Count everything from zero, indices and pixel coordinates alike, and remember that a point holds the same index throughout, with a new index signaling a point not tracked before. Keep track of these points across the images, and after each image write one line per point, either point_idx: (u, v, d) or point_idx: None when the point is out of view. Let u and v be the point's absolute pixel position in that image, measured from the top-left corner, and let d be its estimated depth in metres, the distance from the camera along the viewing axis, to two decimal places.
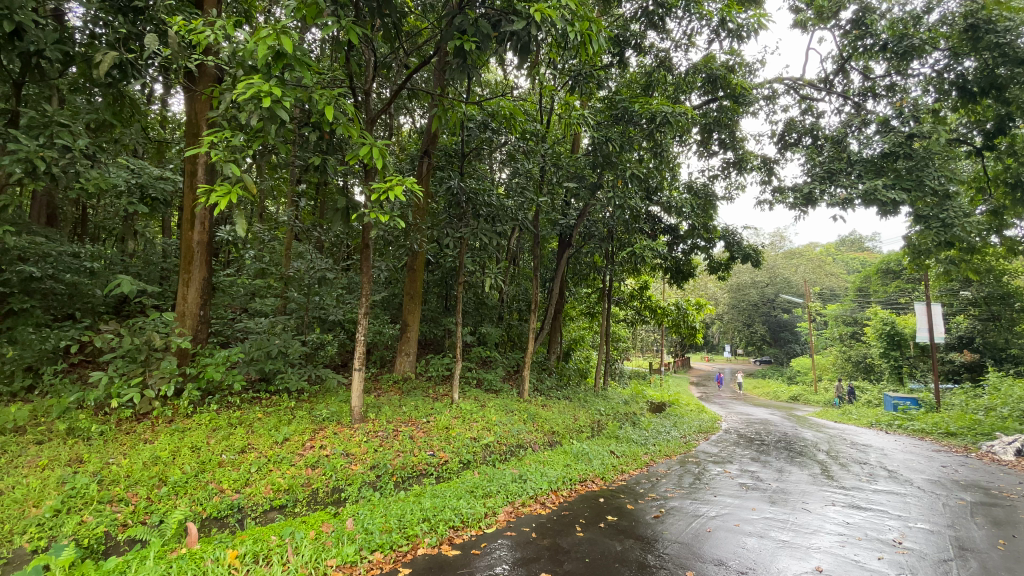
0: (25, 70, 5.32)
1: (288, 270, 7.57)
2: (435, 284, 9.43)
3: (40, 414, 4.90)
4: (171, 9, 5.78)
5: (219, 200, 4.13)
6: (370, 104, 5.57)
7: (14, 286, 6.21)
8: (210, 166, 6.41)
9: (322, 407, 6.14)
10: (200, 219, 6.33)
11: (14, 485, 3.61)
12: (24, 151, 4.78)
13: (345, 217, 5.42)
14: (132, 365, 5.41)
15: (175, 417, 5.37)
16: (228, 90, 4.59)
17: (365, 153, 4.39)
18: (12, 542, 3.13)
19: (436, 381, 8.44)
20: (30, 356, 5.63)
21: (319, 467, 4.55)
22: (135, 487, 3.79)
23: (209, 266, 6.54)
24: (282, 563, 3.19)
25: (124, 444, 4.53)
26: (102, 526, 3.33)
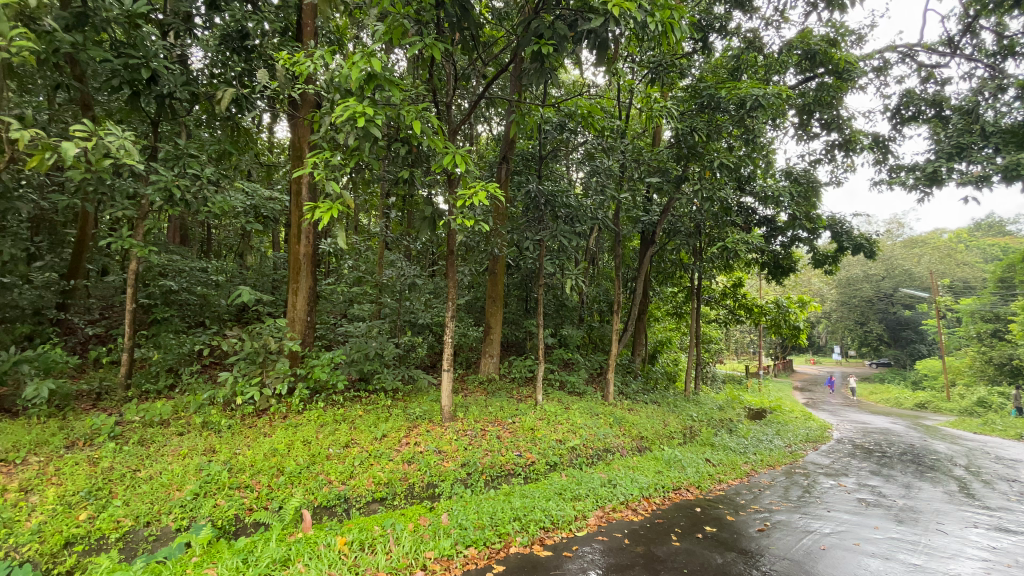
0: (161, 110, 6.20)
1: (381, 278, 8.05)
2: (515, 287, 9.54)
3: (180, 409, 5.64)
4: (276, 46, 6.45)
5: (323, 215, 4.50)
6: (452, 114, 5.79)
7: (157, 298, 7.28)
8: (311, 184, 6.98)
9: (414, 406, 6.44)
10: (306, 233, 6.91)
11: (162, 471, 4.18)
12: (163, 182, 5.55)
13: (431, 225, 5.66)
14: (252, 366, 6.06)
15: (289, 413, 5.92)
16: (326, 114, 5.00)
17: (450, 162, 4.55)
18: (161, 520, 3.61)
19: (520, 383, 8.52)
20: (171, 358, 6.54)
21: (415, 463, 4.78)
22: (258, 475, 4.23)
23: (315, 276, 7.11)
24: (385, 552, 3.39)
25: (248, 437, 5.08)
26: (232, 509, 3.76)
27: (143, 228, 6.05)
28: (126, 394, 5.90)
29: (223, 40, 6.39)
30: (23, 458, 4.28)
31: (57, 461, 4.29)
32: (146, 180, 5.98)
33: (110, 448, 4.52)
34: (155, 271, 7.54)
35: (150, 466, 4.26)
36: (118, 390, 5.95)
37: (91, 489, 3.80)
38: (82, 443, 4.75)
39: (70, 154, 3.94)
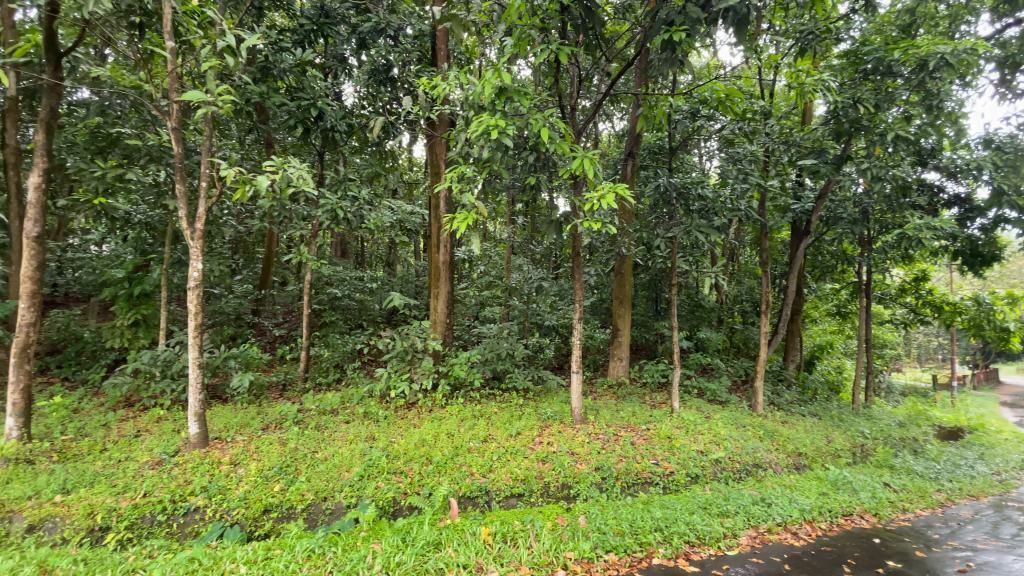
0: (325, 142, 7.19)
1: (511, 281, 8.36)
2: (645, 287, 9.21)
3: (346, 400, 6.47)
4: (416, 73, 7.09)
5: (460, 225, 4.82)
6: (577, 116, 5.79)
7: (326, 304, 8.47)
8: (448, 196, 7.50)
9: (546, 406, 6.57)
10: (444, 241, 7.42)
11: (334, 453, 4.83)
12: (330, 204, 6.45)
13: (558, 228, 5.66)
14: (402, 364, 6.72)
15: (434, 407, 6.43)
16: (460, 129, 5.35)
17: (578, 165, 4.54)
18: (335, 496, 4.16)
19: (653, 388, 8.16)
20: (337, 356, 7.56)
21: (549, 462, 4.87)
22: (410, 463, 4.66)
23: (452, 281, 7.62)
24: (527, 546, 3.50)
25: (400, 427, 5.64)
26: (391, 491, 4.19)
27: (315, 244, 7.08)
28: (304, 386, 6.95)
29: (372, 74, 7.21)
30: (234, 436, 5.27)
31: (257, 440, 5.19)
32: (315, 203, 6.99)
33: (294, 432, 5.35)
34: (323, 281, 8.77)
35: (324, 449, 4.95)
36: (298, 381, 7.05)
37: (282, 465, 4.53)
38: (274, 425, 5.70)
39: (261, 186, 4.76)
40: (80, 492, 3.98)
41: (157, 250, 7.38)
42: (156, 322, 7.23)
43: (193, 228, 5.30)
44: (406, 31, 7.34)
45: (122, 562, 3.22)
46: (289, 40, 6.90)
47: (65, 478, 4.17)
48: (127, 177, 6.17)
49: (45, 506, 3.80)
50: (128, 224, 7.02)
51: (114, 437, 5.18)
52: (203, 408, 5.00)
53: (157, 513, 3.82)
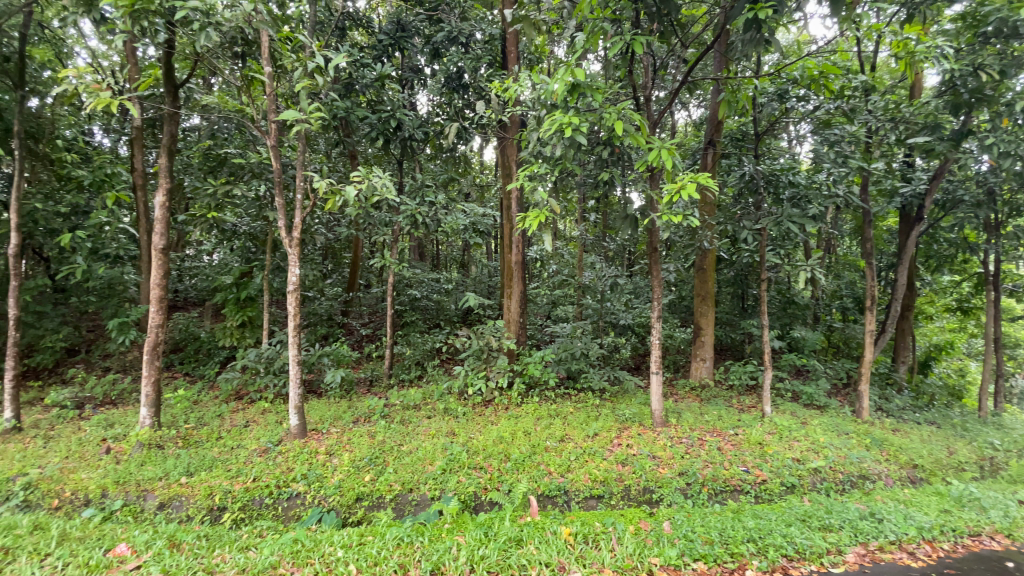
0: (403, 151, 7.53)
1: (585, 280, 8.26)
2: (728, 283, 8.71)
3: (427, 397, 6.75)
4: (487, 77, 7.24)
5: (532, 224, 4.81)
6: (652, 108, 5.61)
7: (406, 304, 8.88)
8: (520, 196, 7.56)
9: (624, 407, 6.42)
10: (516, 241, 7.47)
11: (418, 447, 5.05)
12: (409, 209, 6.75)
13: (634, 223, 5.51)
14: (478, 362, 6.87)
15: (510, 405, 6.51)
16: (532, 129, 5.37)
17: (655, 157, 4.39)
18: (420, 488, 4.34)
19: (740, 391, 7.69)
20: (418, 354, 7.90)
21: (630, 465, 4.76)
22: (489, 459, 4.77)
23: (525, 280, 7.66)
24: (610, 549, 3.44)
25: (479, 424, 5.78)
26: (472, 486, 4.30)
27: (395, 249, 7.44)
28: (389, 382, 7.33)
29: (446, 82, 7.51)
30: (328, 428, 5.67)
31: (349, 432, 5.55)
32: (395, 209, 7.34)
33: (381, 425, 5.66)
34: (403, 283, 9.21)
35: (409, 442, 5.19)
36: (383, 378, 7.46)
37: (371, 457, 4.81)
38: (363, 418, 6.07)
39: (348, 195, 5.08)
40: (201, 475, 4.47)
41: (259, 257, 8.13)
42: (259, 322, 7.98)
43: (290, 237, 5.77)
44: (477, 36, 7.50)
45: (237, 539, 3.57)
46: (369, 56, 7.33)
47: (189, 462, 4.71)
48: (234, 193, 6.85)
49: (174, 486, 4.31)
50: (235, 236, 7.82)
51: (227, 426, 5.77)
52: (302, 401, 5.43)
53: (264, 497, 4.20)
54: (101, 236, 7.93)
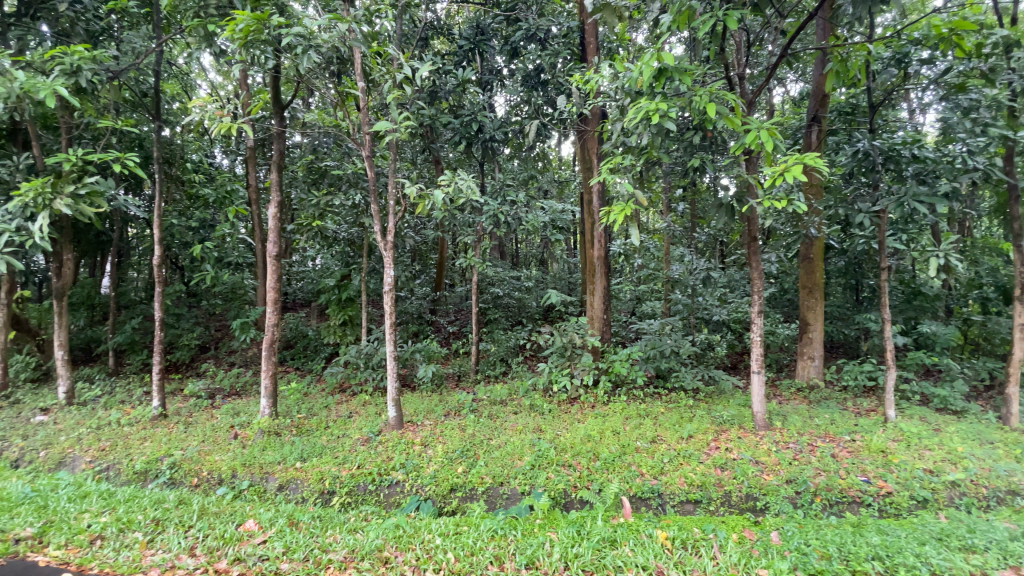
0: (485, 152, 7.69)
1: (672, 274, 7.91)
2: (837, 273, 7.90)
3: (513, 393, 6.85)
4: (567, 72, 7.17)
5: (617, 217, 4.65)
6: (746, 87, 5.22)
7: (490, 302, 9.08)
8: (603, 189, 7.39)
9: (720, 408, 6.05)
10: (599, 236, 7.31)
11: (507, 442, 5.14)
12: (492, 208, 6.88)
13: (730, 211, 5.01)
14: (562, 359, 6.83)
15: (596, 404, 6.39)
16: (614, 120, 5.22)
17: (753, 139, 4.08)
18: (510, 482, 4.40)
19: (856, 393, 6.94)
20: (503, 351, 8.05)
21: (729, 470, 4.48)
22: (578, 458, 4.73)
23: (609, 276, 7.48)
24: (711, 556, 3.26)
25: (566, 421, 5.76)
26: (561, 483, 4.29)
27: (479, 248, 7.62)
28: (476, 378, 7.53)
29: (525, 81, 7.62)
30: (422, 420, 5.95)
31: (441, 425, 5.79)
32: (479, 209, 7.51)
33: (471, 419, 5.83)
34: (487, 281, 9.42)
35: (497, 437, 5.30)
36: (471, 374, 7.68)
37: (463, 449, 4.97)
38: (454, 412, 6.30)
39: (436, 197, 5.27)
40: (313, 461, 4.89)
41: (356, 261, 8.73)
42: (358, 321, 8.59)
43: (384, 241, 6.11)
44: (556, 31, 7.45)
45: (346, 521, 3.86)
46: (450, 62, 7.61)
47: (302, 448, 5.17)
48: (333, 202, 7.40)
49: (290, 470, 4.75)
50: (336, 242, 8.32)
51: (333, 417, 6.27)
52: (398, 395, 5.75)
53: (368, 483, 4.50)
54: (224, 246, 8.97)
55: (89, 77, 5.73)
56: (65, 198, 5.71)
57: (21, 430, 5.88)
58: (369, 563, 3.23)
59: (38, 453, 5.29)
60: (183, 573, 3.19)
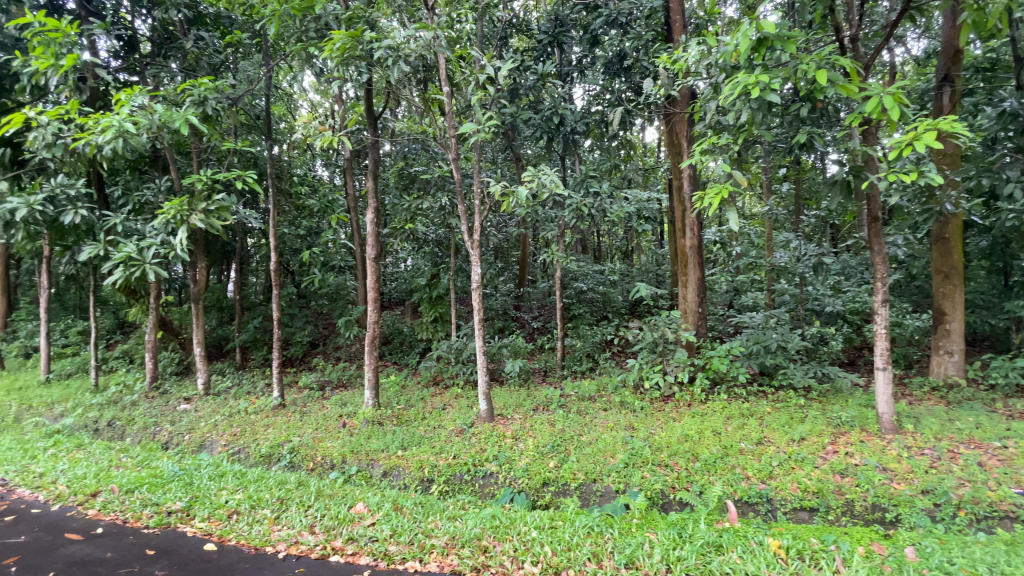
0: (567, 145, 7.61)
1: (775, 262, 7.29)
2: (981, 255, 6.84)
3: (602, 390, 6.75)
4: (652, 55, 6.88)
5: (713, 201, 4.33)
6: (861, 49, 4.67)
7: (575, 298, 9.02)
8: (694, 174, 6.98)
9: (836, 408, 5.49)
10: (691, 225, 6.93)
11: (599, 439, 5.06)
12: (576, 202, 6.80)
13: (846, 189, 4.49)
14: (654, 355, 6.60)
15: (692, 402, 6.09)
16: (707, 100, 4.90)
17: (874, 106, 3.63)
18: (604, 480, 4.32)
19: (1008, 393, 5.95)
20: (589, 346, 7.96)
21: (851, 477, 4.05)
22: (676, 457, 4.53)
23: (703, 266, 7.06)
24: (834, 570, 2.96)
25: (660, 419, 5.55)
26: (658, 483, 4.14)
27: (564, 243, 7.57)
28: (563, 374, 7.50)
29: (607, 67, 7.42)
30: (512, 414, 6.06)
31: (530, 419, 5.85)
32: (562, 204, 7.47)
33: (560, 415, 5.83)
34: (571, 276, 9.36)
35: (588, 433, 5.24)
36: (557, 369, 7.66)
37: (554, 444, 4.98)
38: (542, 407, 6.33)
39: (520, 193, 5.30)
40: (413, 450, 5.17)
41: (444, 260, 9.08)
42: (448, 318, 8.92)
43: (471, 239, 6.26)
44: (638, 13, 7.17)
45: (445, 509, 4.03)
46: (530, 58, 7.63)
47: (403, 437, 5.49)
48: (423, 204, 7.75)
49: (393, 458, 5.06)
50: (426, 243, 8.82)
51: (428, 408, 6.58)
52: (489, 389, 5.89)
53: (463, 473, 4.66)
54: (328, 250, 9.74)
55: (212, 105, 6.50)
56: (199, 213, 6.52)
57: (170, 417, 6.83)
58: (470, 551, 3.35)
59: (184, 436, 6.11)
60: (305, 548, 3.52)
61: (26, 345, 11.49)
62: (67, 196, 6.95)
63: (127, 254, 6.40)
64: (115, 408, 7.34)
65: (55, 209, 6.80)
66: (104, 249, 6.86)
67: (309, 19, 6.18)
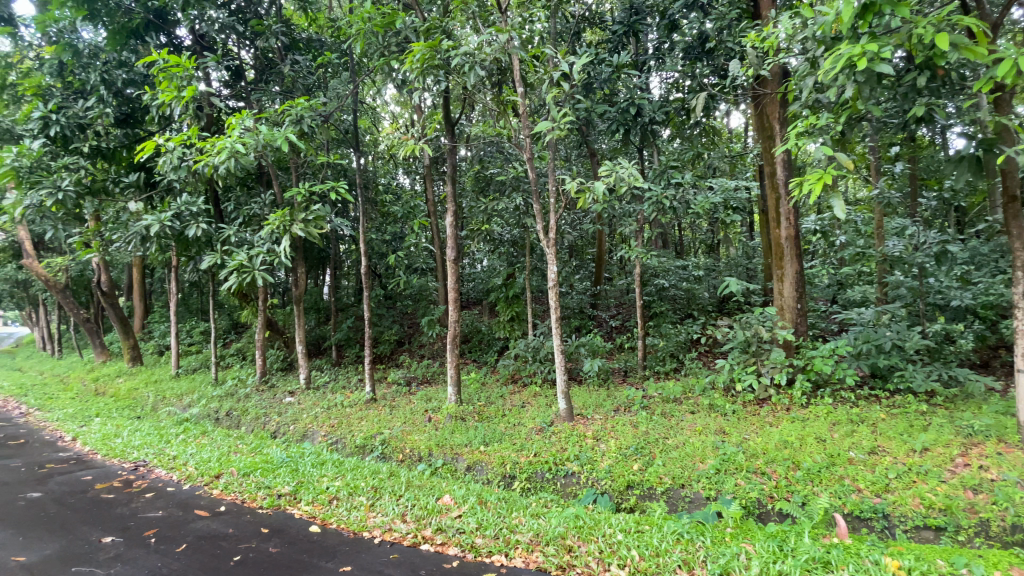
0: (645, 137, 7.36)
1: (887, 251, 6.54)
2: None
3: (688, 391, 6.45)
4: (737, 34, 6.46)
5: (812, 186, 3.94)
6: (992, 3, 4.05)
7: (656, 295, 8.73)
8: (789, 159, 6.44)
9: (965, 415, 4.82)
10: (786, 214, 6.43)
11: (686, 443, 4.85)
12: (656, 195, 6.55)
13: (976, 165, 3.92)
14: (746, 355, 6.20)
15: (791, 406, 5.64)
16: (803, 77, 4.50)
17: (1010, 69, 3.13)
18: (693, 486, 4.13)
19: None
20: (673, 345, 7.65)
21: (987, 494, 3.54)
22: (774, 465, 4.22)
23: (801, 258, 6.49)
24: None
25: (754, 424, 5.20)
26: (754, 492, 3.87)
27: (643, 239, 7.33)
28: (645, 373, 7.28)
29: (687, 53, 7.10)
30: (592, 414, 5.98)
31: (612, 420, 5.73)
32: (642, 197, 7.24)
33: (643, 416, 5.67)
34: (651, 273, 9.07)
35: (674, 436, 5.04)
36: (639, 369, 7.44)
37: (638, 446, 4.84)
38: (624, 408, 6.20)
39: (597, 189, 5.20)
40: (494, 446, 5.27)
41: (521, 260, 9.17)
42: (524, 317, 8.99)
43: (548, 238, 6.24)
44: None
45: (528, 506, 4.07)
46: (605, 50, 7.48)
47: (485, 433, 5.61)
48: (499, 205, 7.87)
49: (476, 453, 5.19)
50: (502, 243, 9.02)
51: (508, 406, 6.68)
52: (568, 388, 5.85)
53: (545, 471, 4.68)
54: (412, 253, 10.20)
55: (308, 123, 7.06)
56: (299, 223, 7.12)
57: (278, 409, 7.52)
58: (555, 549, 3.35)
59: (290, 426, 6.71)
60: (398, 535, 3.72)
61: (160, 344, 13.24)
62: (189, 212, 7.89)
63: (240, 261, 7.13)
64: (232, 400, 8.23)
65: (181, 224, 7.75)
66: (221, 259, 7.69)
67: (391, 34, 6.52)
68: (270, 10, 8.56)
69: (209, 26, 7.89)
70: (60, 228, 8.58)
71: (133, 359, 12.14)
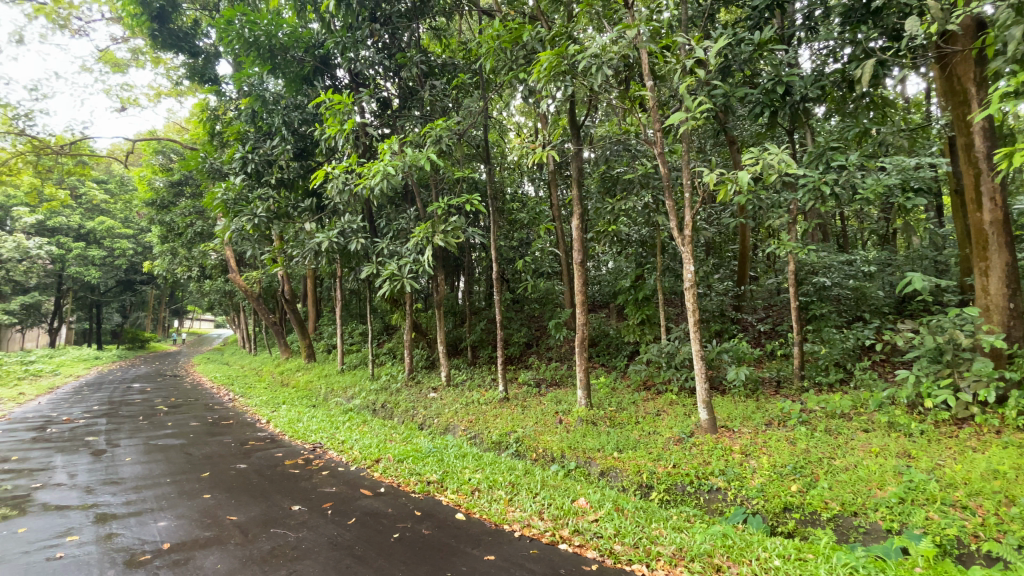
0: (794, 118, 6.59)
1: None
2: None
3: (859, 405, 5.59)
4: None
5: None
6: None
7: (814, 295, 7.75)
8: (990, 128, 5.32)
9: None
10: (990, 193, 5.27)
11: (857, 465, 4.23)
12: (813, 182, 5.77)
13: None
14: (938, 365, 5.17)
15: (1005, 429, 4.59)
16: (1011, 23, 3.64)
17: None
18: (869, 515, 3.58)
19: None
20: (837, 352, 6.67)
21: None
22: (979, 498, 3.48)
23: (1013, 246, 5.28)
24: None
25: (951, 448, 4.33)
26: (952, 529, 3.22)
27: (795, 233, 6.55)
28: (802, 384, 6.49)
29: (847, 16, 6.17)
30: (739, 427, 5.51)
31: (763, 434, 5.22)
32: (793, 186, 6.49)
33: (802, 432, 5.05)
34: (806, 270, 8.09)
35: (842, 457, 4.42)
36: (795, 379, 6.66)
37: (796, 466, 4.35)
38: (777, 422, 5.60)
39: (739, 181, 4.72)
40: (629, 453, 5.15)
41: (652, 260, 8.83)
42: (656, 320, 8.60)
43: (681, 236, 5.91)
44: None
45: (668, 518, 3.90)
46: (743, 29, 6.89)
47: (618, 439, 5.51)
48: (628, 205, 7.68)
49: (609, 458, 5.13)
50: (631, 244, 8.78)
51: (642, 412, 6.48)
52: (709, 396, 5.45)
53: (686, 484, 4.44)
54: (541, 258, 10.44)
55: (445, 142, 7.66)
56: (439, 234, 7.75)
57: (424, 403, 8.27)
58: (701, 566, 3.18)
59: (434, 420, 7.32)
60: (536, 531, 3.84)
61: (328, 343, 15.38)
62: (351, 230, 9.08)
63: (392, 270, 7.98)
64: (386, 394, 9.25)
65: (344, 240, 8.94)
66: (376, 268, 8.69)
67: (519, 48, 6.78)
68: (411, 43, 9.49)
69: (363, 64, 9.04)
70: (257, 247, 10.46)
71: (308, 356, 14.27)
